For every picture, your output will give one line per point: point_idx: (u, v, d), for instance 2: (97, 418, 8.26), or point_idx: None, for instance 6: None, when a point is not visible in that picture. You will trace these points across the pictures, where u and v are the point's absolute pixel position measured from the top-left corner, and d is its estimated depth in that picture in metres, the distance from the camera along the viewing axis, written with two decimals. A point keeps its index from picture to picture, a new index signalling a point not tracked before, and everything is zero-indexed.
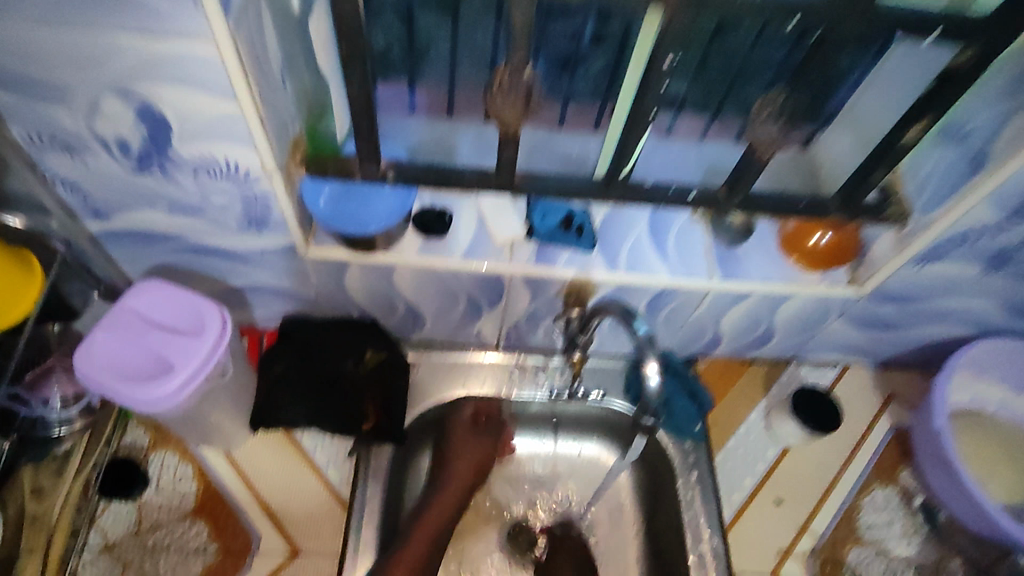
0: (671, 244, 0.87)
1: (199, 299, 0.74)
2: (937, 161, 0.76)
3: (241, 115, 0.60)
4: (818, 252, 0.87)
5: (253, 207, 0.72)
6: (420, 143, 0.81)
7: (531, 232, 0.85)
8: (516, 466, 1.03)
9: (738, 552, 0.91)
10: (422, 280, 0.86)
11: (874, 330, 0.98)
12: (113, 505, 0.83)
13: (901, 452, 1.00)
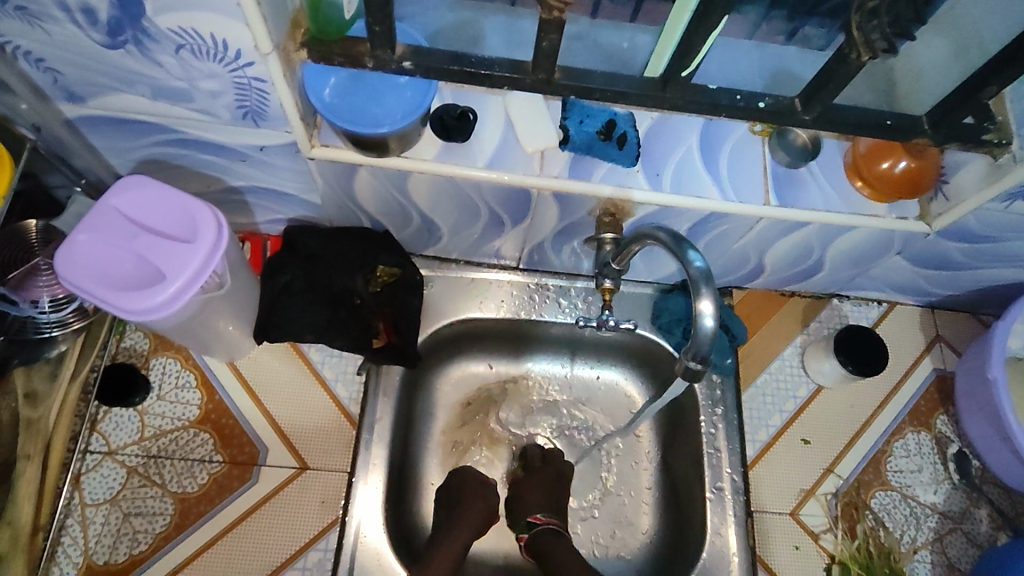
0: (722, 168, 0.77)
1: (192, 199, 0.65)
2: None
3: None
4: (890, 181, 0.75)
5: (248, 96, 0.62)
6: (441, 28, 0.70)
7: (566, 141, 0.75)
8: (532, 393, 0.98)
9: (758, 489, 0.88)
10: (440, 191, 0.77)
11: (927, 272, 0.90)
12: (114, 411, 0.80)
13: (941, 397, 0.94)
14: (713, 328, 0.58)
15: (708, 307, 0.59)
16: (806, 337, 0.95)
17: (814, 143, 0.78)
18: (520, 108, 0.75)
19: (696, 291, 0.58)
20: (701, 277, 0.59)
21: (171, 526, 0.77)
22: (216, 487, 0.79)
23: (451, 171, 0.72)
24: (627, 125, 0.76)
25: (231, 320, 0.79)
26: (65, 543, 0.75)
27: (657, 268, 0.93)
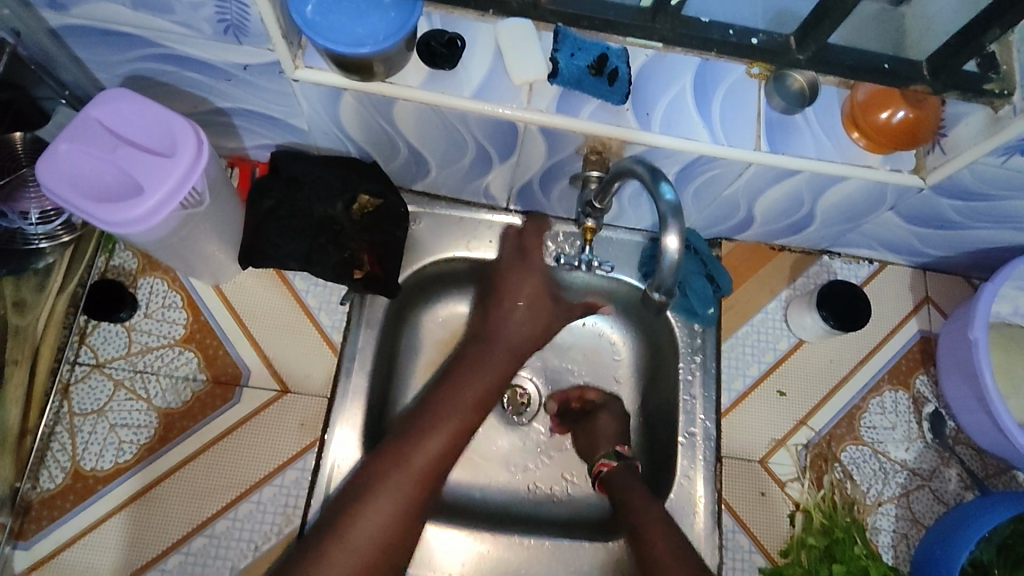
0: (717, 108, 0.75)
1: (175, 116, 0.65)
2: None
3: None
4: (888, 132, 0.73)
5: (228, 9, 0.61)
6: None
7: (555, 74, 0.73)
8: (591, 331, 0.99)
9: (730, 436, 0.89)
10: (426, 120, 0.76)
11: (921, 233, 0.89)
12: (102, 326, 0.82)
13: (922, 357, 0.94)
14: (678, 262, 0.59)
15: (672, 241, 0.58)
16: (793, 293, 0.95)
17: (813, 89, 0.75)
18: (512, 35, 0.73)
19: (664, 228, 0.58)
20: (671, 212, 0.58)
21: (154, 438, 0.80)
22: (199, 404, 0.81)
23: (436, 99, 0.72)
24: (619, 61, 0.73)
25: (218, 242, 0.80)
26: (55, 447, 0.78)
27: (646, 214, 0.92)
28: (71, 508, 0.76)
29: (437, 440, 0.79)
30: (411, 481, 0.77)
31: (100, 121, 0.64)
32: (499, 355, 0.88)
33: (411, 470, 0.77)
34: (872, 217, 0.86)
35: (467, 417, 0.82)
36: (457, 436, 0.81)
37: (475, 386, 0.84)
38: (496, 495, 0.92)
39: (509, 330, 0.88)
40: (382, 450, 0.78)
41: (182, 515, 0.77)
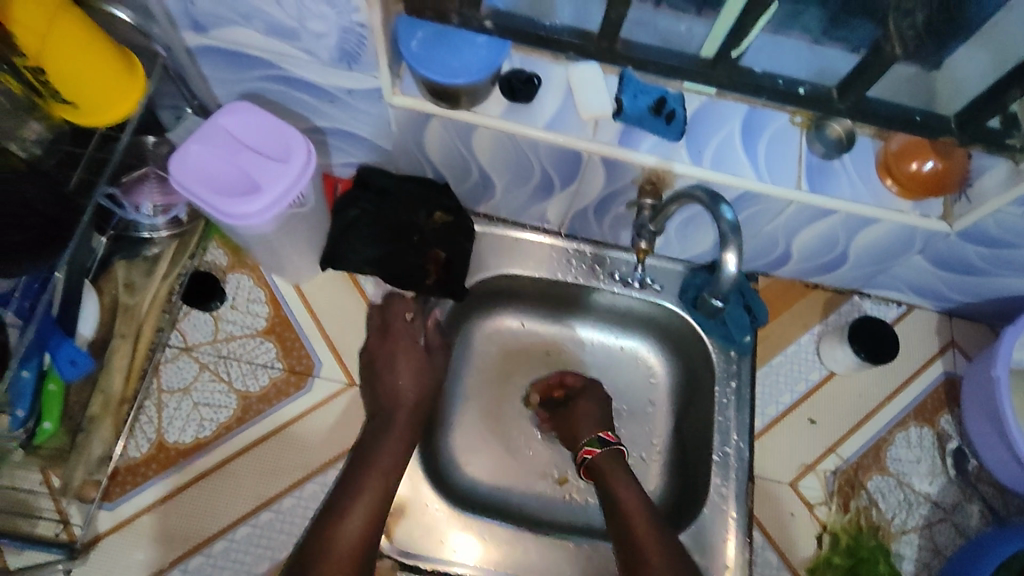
0: (762, 150, 0.84)
1: (289, 128, 0.75)
2: None
3: None
4: (918, 180, 0.81)
5: (348, 40, 0.71)
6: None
7: (619, 111, 0.82)
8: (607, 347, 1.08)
9: (762, 459, 0.94)
10: (501, 146, 0.86)
11: (944, 279, 0.95)
12: (193, 313, 0.91)
13: (948, 398, 0.99)
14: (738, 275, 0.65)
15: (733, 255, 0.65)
16: (824, 327, 1.01)
17: (849, 138, 0.83)
18: (584, 76, 0.83)
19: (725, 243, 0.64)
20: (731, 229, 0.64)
21: (232, 417, 0.87)
22: (275, 390, 0.89)
23: (514, 127, 0.81)
24: (677, 104, 0.82)
25: (306, 244, 0.89)
26: (143, 419, 0.85)
27: (692, 243, 1.00)
28: (153, 475, 0.83)
29: (372, 487, 0.76)
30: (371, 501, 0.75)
31: (228, 129, 0.74)
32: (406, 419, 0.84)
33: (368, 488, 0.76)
34: (900, 261, 0.93)
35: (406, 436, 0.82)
36: (388, 482, 0.78)
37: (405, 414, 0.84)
38: (534, 501, 1.01)
39: (405, 371, 0.86)
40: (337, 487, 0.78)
41: (252, 490, 0.84)
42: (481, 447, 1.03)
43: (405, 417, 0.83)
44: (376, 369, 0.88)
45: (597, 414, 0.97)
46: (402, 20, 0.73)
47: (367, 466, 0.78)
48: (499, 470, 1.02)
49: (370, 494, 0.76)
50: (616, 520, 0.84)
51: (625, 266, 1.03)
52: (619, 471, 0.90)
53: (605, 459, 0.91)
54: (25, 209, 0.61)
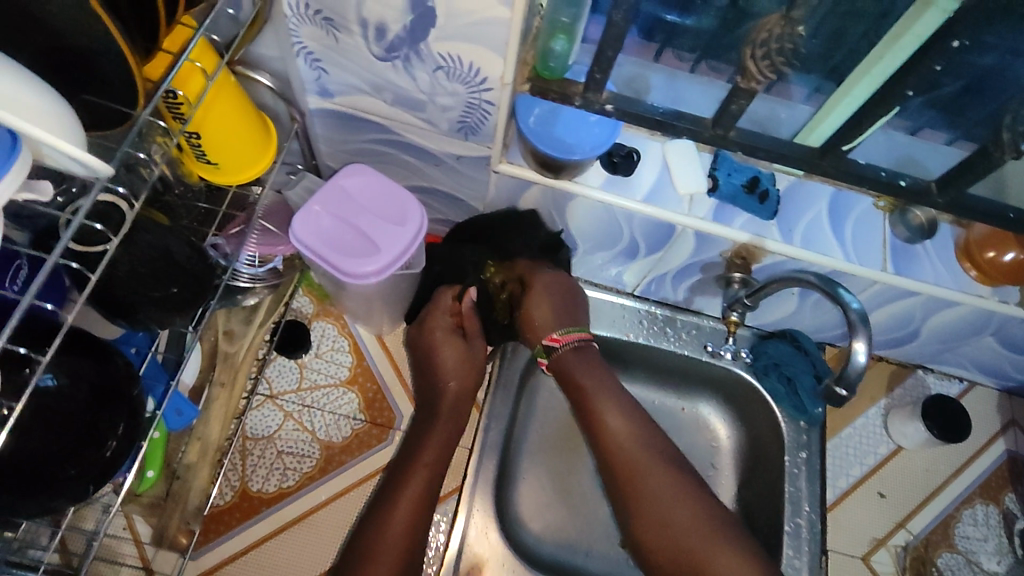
0: (848, 231, 0.87)
1: (406, 192, 0.77)
2: None
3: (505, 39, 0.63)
4: (1000, 269, 0.83)
5: (471, 114, 0.75)
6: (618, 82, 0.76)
7: (714, 188, 0.86)
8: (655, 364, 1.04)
9: (833, 532, 0.94)
10: (597, 214, 0.89)
11: (1010, 360, 0.98)
12: (279, 360, 0.92)
13: (1011, 476, 1.01)
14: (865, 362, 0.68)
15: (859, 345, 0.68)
16: (890, 400, 1.03)
17: (931, 224, 0.87)
18: (681, 153, 0.87)
19: (852, 331, 0.68)
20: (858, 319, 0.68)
21: (315, 468, 0.87)
22: (357, 442, 0.89)
23: (614, 200, 0.84)
24: (769, 183, 0.86)
25: (395, 295, 0.91)
26: (228, 467, 0.86)
27: (765, 312, 1.03)
28: (236, 525, 0.83)
29: (418, 479, 0.79)
30: (406, 518, 0.76)
31: (348, 189, 0.77)
32: (444, 437, 0.84)
33: (404, 505, 0.76)
34: (967, 342, 0.96)
35: (441, 455, 0.82)
36: (434, 474, 0.80)
37: (439, 432, 0.84)
38: (598, 563, 1.00)
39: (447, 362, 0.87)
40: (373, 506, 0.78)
41: (334, 543, 0.84)
42: (548, 505, 1.03)
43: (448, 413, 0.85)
44: (420, 351, 0.90)
45: (547, 309, 0.89)
46: (522, 96, 0.77)
47: (416, 458, 0.81)
48: (562, 530, 1.01)
49: (418, 483, 0.78)
50: (584, 414, 0.86)
51: (694, 330, 1.04)
52: (585, 366, 0.88)
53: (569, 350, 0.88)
54: (168, 263, 0.64)
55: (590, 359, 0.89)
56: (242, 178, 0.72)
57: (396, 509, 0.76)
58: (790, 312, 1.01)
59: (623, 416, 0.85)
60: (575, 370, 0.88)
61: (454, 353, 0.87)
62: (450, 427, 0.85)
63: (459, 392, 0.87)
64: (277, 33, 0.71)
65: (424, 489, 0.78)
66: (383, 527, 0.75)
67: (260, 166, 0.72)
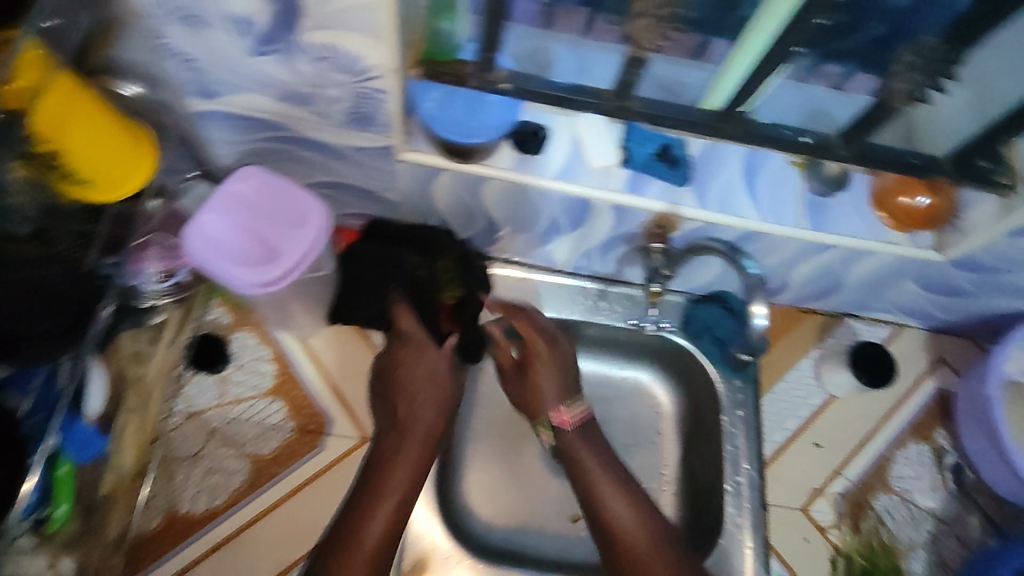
0: (763, 191, 0.87)
1: (305, 194, 0.74)
2: None
3: (379, 22, 0.60)
4: (911, 214, 0.85)
5: (364, 105, 0.71)
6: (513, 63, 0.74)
7: (627, 160, 0.84)
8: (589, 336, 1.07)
9: (773, 486, 0.96)
10: (512, 197, 0.86)
11: (933, 301, 1.00)
12: (198, 377, 0.89)
13: (941, 412, 1.03)
14: None
15: None
16: (821, 350, 1.05)
17: (844, 175, 0.87)
18: (592, 127, 0.85)
19: None
20: None
21: (246, 482, 0.85)
22: (287, 452, 0.88)
23: (526, 181, 0.82)
24: (681, 150, 0.85)
25: (312, 296, 0.88)
26: (152, 492, 0.83)
27: (695, 276, 1.02)
28: (167, 550, 0.81)
29: (392, 496, 0.78)
30: (382, 529, 0.76)
31: (247, 198, 0.72)
32: (418, 434, 0.83)
33: (378, 518, 0.76)
34: (890, 289, 0.98)
35: (418, 461, 0.81)
36: (411, 487, 0.80)
37: (419, 435, 0.83)
38: (550, 541, 1.00)
39: (416, 377, 0.86)
40: (341, 520, 0.77)
41: (272, 557, 0.83)
42: (496, 491, 1.02)
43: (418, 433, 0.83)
44: (383, 366, 0.89)
45: (557, 387, 0.88)
46: (415, 82, 0.74)
47: (396, 464, 0.80)
48: (512, 513, 1.01)
49: (395, 496, 0.78)
50: (584, 493, 0.85)
51: (625, 301, 1.04)
52: (590, 441, 0.88)
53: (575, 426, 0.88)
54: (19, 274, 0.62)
55: (594, 436, 0.89)
56: (128, 190, 0.68)
57: (369, 519, 0.76)
58: (715, 275, 1.01)
59: (618, 486, 0.85)
60: (583, 449, 0.87)
61: (426, 367, 0.87)
62: (430, 432, 0.84)
63: (425, 400, 0.85)
64: (140, 34, 0.65)
65: (395, 497, 0.78)
66: (348, 551, 0.74)
67: (152, 138, 0.71)
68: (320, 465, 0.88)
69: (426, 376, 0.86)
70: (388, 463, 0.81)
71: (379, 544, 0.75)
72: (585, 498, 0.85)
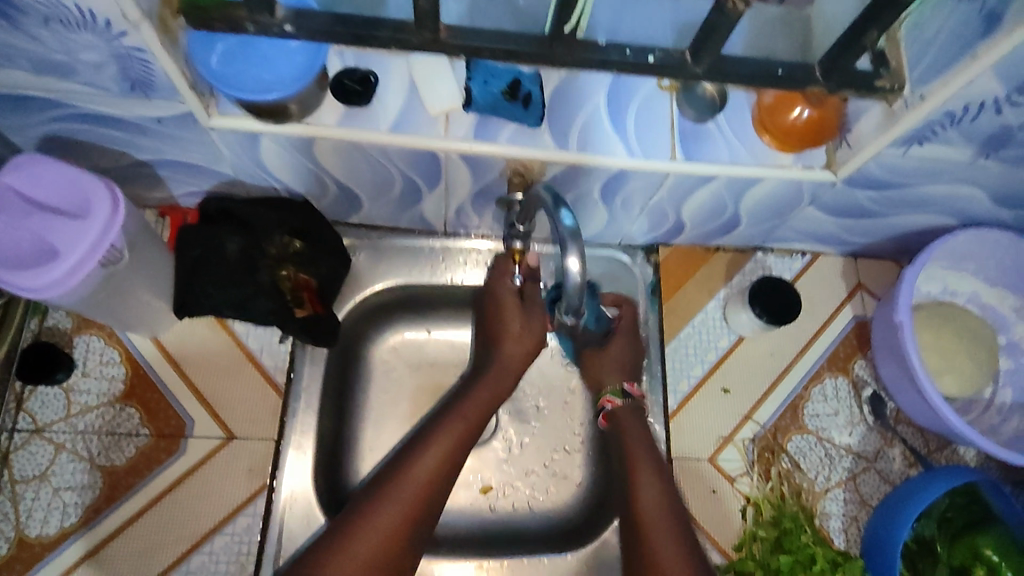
0: (632, 122, 0.76)
1: (87, 176, 0.66)
2: (940, 21, 0.63)
3: None
4: (796, 130, 0.76)
5: (132, 67, 0.61)
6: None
7: (469, 102, 0.74)
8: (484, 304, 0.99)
9: (680, 438, 0.91)
10: (349, 157, 0.76)
11: (842, 225, 0.92)
12: (39, 390, 0.82)
13: (859, 342, 0.97)
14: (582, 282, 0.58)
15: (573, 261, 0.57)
16: (728, 289, 0.98)
17: (722, 96, 0.79)
18: (428, 67, 0.74)
19: (563, 246, 0.57)
20: (569, 233, 0.57)
21: (101, 498, 0.80)
22: (144, 460, 0.82)
23: (355, 137, 0.72)
24: (531, 85, 0.74)
25: (147, 290, 0.80)
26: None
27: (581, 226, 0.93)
28: None
29: (444, 445, 0.76)
30: (425, 479, 0.72)
31: (26, 188, 0.65)
32: (486, 392, 0.82)
33: (425, 468, 0.73)
34: (793, 216, 0.90)
35: (480, 416, 0.80)
36: (467, 436, 0.78)
37: (489, 385, 0.83)
38: (457, 521, 0.93)
39: (480, 390, 0.82)
40: (392, 463, 0.74)
41: (132, 573, 0.78)
42: None
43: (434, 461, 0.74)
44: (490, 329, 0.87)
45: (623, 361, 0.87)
46: (194, 33, 0.63)
47: (459, 409, 0.80)
48: None
49: (449, 442, 0.76)
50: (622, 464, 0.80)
51: None
52: (638, 428, 0.82)
53: (625, 412, 0.83)
54: None
55: (646, 423, 0.84)
56: None
57: (421, 461, 0.73)
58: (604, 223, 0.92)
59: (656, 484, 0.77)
60: (633, 426, 0.83)
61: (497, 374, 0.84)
62: (498, 380, 0.84)
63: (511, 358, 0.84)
64: None
65: (451, 438, 0.76)
66: (390, 495, 0.70)
67: None
68: (181, 469, 0.82)
69: (519, 334, 0.84)
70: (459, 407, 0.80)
71: (426, 488, 0.72)
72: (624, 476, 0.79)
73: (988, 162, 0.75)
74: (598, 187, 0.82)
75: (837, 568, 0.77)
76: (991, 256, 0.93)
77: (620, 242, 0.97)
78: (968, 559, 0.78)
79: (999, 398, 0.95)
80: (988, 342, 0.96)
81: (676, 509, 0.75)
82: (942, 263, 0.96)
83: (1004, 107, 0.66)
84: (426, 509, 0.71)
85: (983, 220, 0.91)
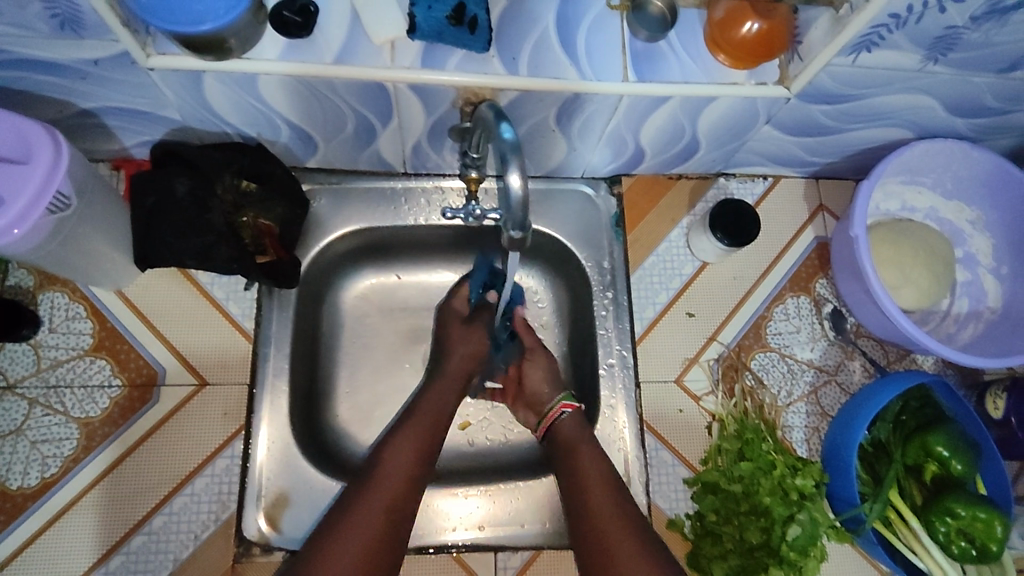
0: (582, 44, 0.75)
1: (27, 121, 0.65)
2: None
3: None
4: (747, 46, 0.74)
5: (56, 4, 0.59)
6: None
7: (414, 29, 0.72)
8: (451, 246, 0.98)
9: (647, 362, 0.93)
10: (296, 93, 0.75)
11: (802, 144, 0.93)
12: (8, 347, 0.83)
13: (821, 262, 0.99)
14: (524, 197, 0.59)
15: (515, 179, 0.59)
16: (690, 218, 0.99)
17: (672, 13, 0.75)
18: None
19: (505, 166, 0.59)
20: (510, 148, 0.59)
21: (79, 448, 0.81)
22: (119, 409, 0.83)
23: (299, 70, 0.70)
24: (477, 8, 0.73)
25: (105, 240, 0.79)
26: None
27: (541, 159, 0.92)
28: (4, 528, 0.78)
29: (407, 444, 0.78)
30: (399, 476, 0.75)
31: None
32: (444, 393, 0.85)
33: (396, 467, 0.75)
34: (752, 136, 0.90)
35: (435, 421, 0.82)
36: (429, 435, 0.80)
37: (445, 390, 0.86)
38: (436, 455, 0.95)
39: (434, 399, 0.84)
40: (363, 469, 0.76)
41: (115, 519, 0.80)
42: (369, 415, 0.93)
43: (408, 451, 0.77)
44: (442, 349, 0.91)
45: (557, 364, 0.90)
46: None
47: (417, 412, 0.82)
48: None
49: (416, 438, 0.79)
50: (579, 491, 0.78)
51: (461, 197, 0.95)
52: (575, 427, 0.84)
53: (566, 421, 0.84)
54: None
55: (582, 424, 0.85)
56: None
57: (390, 461, 0.76)
58: (564, 153, 0.91)
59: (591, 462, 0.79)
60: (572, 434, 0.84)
61: (439, 399, 0.85)
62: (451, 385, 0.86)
63: (462, 368, 0.88)
64: None
65: (418, 439, 0.79)
66: (366, 493, 0.72)
67: None
68: (157, 416, 0.83)
69: (467, 345, 0.89)
70: (416, 409, 0.83)
71: (401, 487, 0.74)
72: (575, 509, 0.77)
73: (937, 66, 0.75)
74: (552, 115, 0.81)
75: (797, 472, 0.80)
76: (948, 169, 0.94)
77: (583, 173, 0.97)
78: (920, 457, 0.82)
79: (954, 308, 0.98)
80: (946, 254, 0.97)
81: (621, 496, 0.77)
82: (900, 178, 0.97)
83: (947, 5, 0.65)
84: (406, 508, 0.73)
85: (939, 132, 0.92)
